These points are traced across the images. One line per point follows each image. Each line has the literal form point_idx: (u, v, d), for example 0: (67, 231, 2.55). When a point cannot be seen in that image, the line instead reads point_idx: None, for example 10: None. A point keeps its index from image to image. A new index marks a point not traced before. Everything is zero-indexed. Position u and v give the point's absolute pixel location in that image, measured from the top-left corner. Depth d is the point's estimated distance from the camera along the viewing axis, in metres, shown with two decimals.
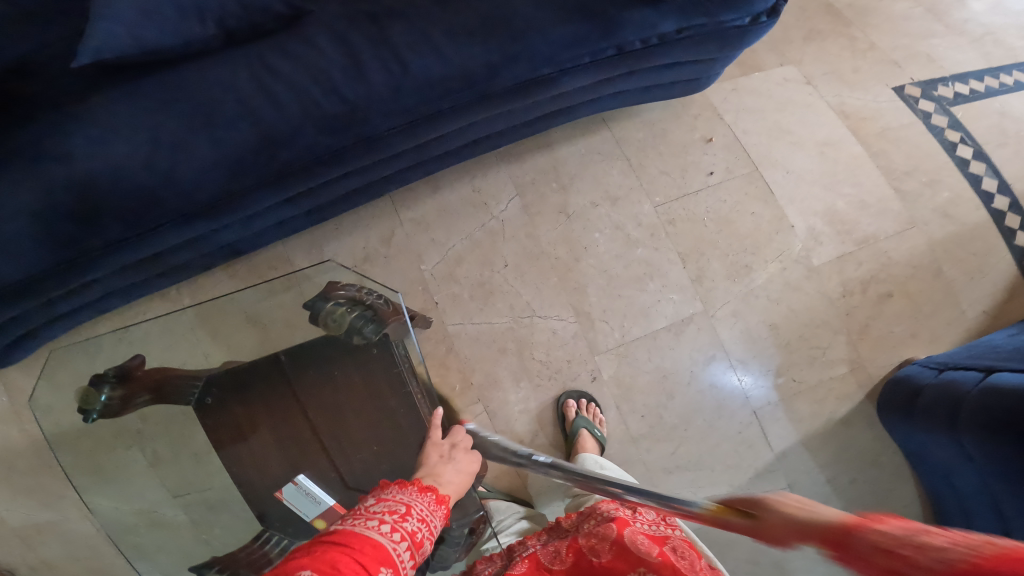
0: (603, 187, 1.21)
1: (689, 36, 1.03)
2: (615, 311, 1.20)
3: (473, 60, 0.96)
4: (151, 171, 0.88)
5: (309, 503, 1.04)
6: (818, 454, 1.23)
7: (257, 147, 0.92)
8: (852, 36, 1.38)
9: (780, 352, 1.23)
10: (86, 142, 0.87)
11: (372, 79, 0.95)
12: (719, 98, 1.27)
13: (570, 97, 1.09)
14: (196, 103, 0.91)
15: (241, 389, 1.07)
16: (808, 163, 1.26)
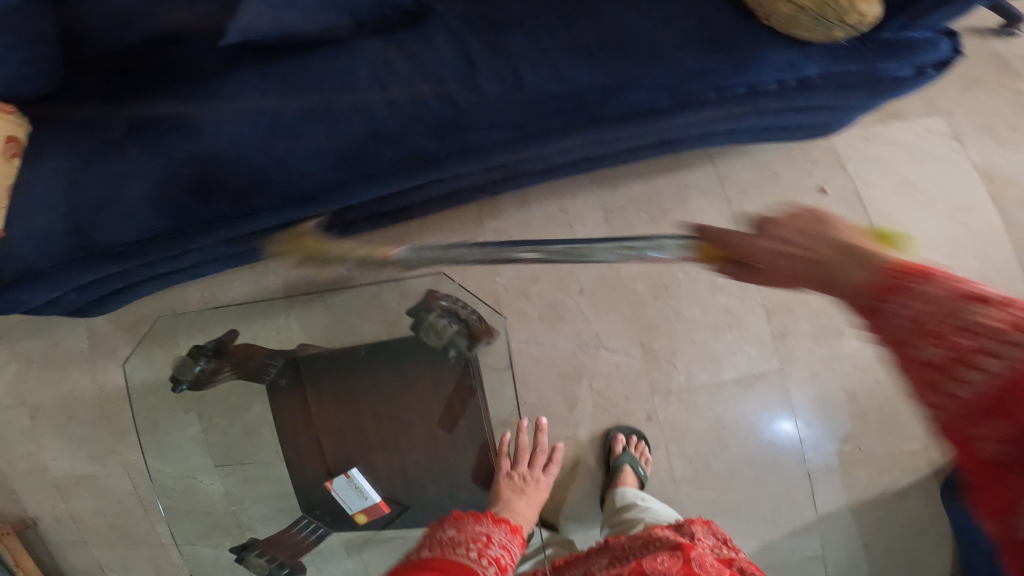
0: (695, 226, 1.12)
1: (835, 82, 0.91)
2: (684, 355, 1.17)
3: (589, 82, 0.88)
4: (266, 155, 0.89)
5: (356, 497, 1.06)
6: (862, 517, 1.19)
7: (363, 144, 0.89)
8: (1017, 88, 1.20)
9: (853, 421, 1.19)
10: (215, 117, 0.88)
11: (485, 87, 0.88)
12: (845, 145, 1.15)
13: (686, 130, 0.99)
14: (315, 91, 0.89)
15: (314, 375, 1.07)
16: (932, 226, 1.14)
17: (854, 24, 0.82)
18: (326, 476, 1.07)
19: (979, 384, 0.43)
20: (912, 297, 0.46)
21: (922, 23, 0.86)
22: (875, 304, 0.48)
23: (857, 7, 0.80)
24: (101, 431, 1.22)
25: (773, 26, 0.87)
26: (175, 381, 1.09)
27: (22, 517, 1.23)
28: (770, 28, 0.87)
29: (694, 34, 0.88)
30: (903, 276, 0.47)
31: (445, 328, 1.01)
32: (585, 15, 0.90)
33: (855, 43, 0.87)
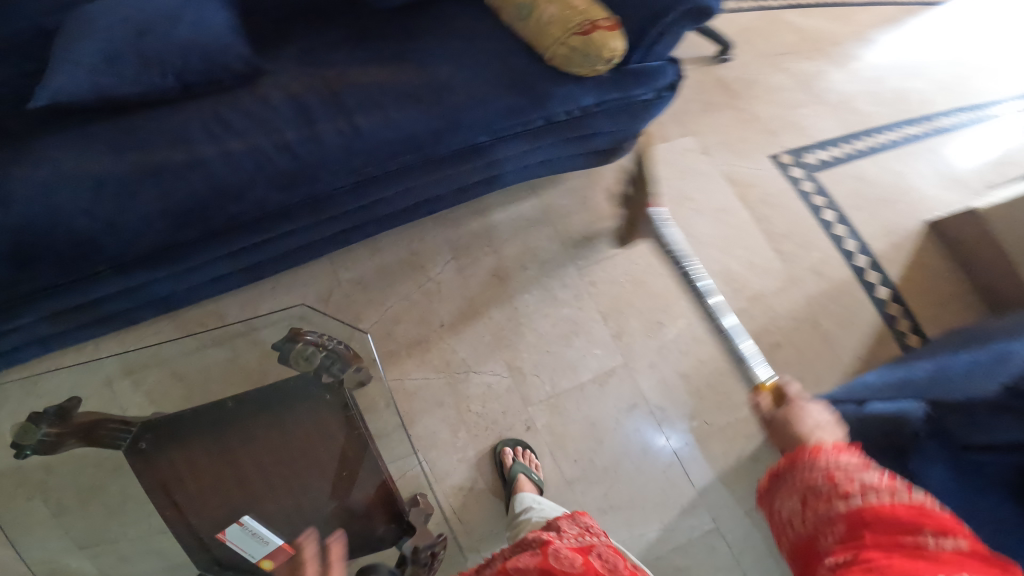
0: (531, 251, 1.32)
1: (606, 108, 1.17)
2: (545, 366, 1.27)
3: (419, 125, 1.03)
4: (92, 218, 0.87)
5: (255, 543, 0.98)
6: (733, 487, 1.32)
7: (204, 198, 0.91)
8: (737, 108, 1.62)
9: (692, 400, 1.34)
10: (25, 185, 0.86)
11: (324, 135, 0.98)
12: (631, 167, 1.45)
13: (507, 162, 1.18)
14: (148, 152, 0.91)
15: (182, 434, 1.00)
16: (706, 227, 1.44)
17: (609, 59, 1.07)
18: (216, 528, 0.99)
19: (873, 496, 0.50)
20: (815, 463, 0.58)
21: (651, 53, 1.16)
22: (799, 458, 0.61)
23: (606, 44, 1.04)
24: None
25: (556, 65, 1.11)
26: (17, 449, 0.98)
27: None
28: (555, 67, 1.12)
29: (496, 84, 1.09)
30: (810, 455, 0.60)
31: (311, 353, 0.97)
32: (406, 72, 1.07)
33: (615, 76, 1.14)
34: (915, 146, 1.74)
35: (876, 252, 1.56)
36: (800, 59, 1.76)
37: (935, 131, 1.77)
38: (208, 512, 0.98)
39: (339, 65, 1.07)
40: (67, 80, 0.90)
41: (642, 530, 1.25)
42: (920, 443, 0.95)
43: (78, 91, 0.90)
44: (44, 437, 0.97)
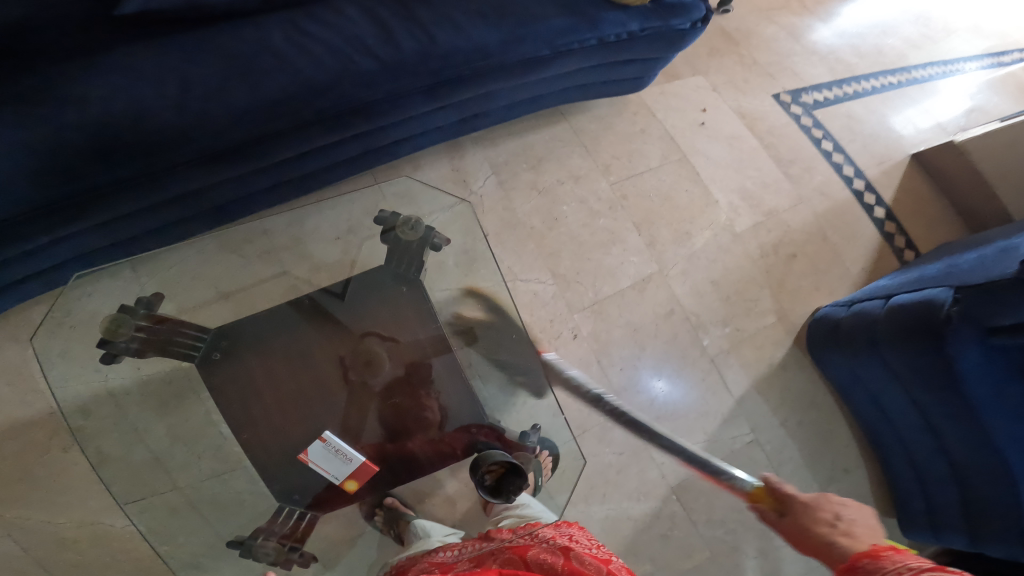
0: (567, 168, 1.41)
1: (647, 35, 1.24)
2: (587, 272, 1.34)
3: (489, 38, 1.06)
4: (177, 109, 0.85)
5: (339, 462, 1.05)
6: (768, 396, 1.43)
7: (292, 94, 0.92)
8: (740, 53, 1.72)
9: (723, 307, 1.42)
10: (106, 81, 0.83)
11: (401, 42, 1.00)
12: (651, 99, 1.55)
13: (552, 79, 1.25)
14: (233, 54, 0.90)
15: (256, 341, 1.07)
16: (720, 151, 1.55)
17: None
18: (297, 451, 1.03)
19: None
20: (886, 561, 0.70)
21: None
22: (855, 563, 0.73)
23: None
24: (26, 446, 1.12)
25: None
26: (109, 349, 1.01)
27: None
28: None
29: (554, 5, 1.13)
30: (878, 552, 0.73)
31: (417, 221, 1.16)
32: None
33: (655, 6, 1.22)
34: (896, 94, 1.87)
35: (870, 177, 1.69)
36: (790, 14, 1.89)
37: (910, 81, 1.91)
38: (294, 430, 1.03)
39: None
40: None
41: (689, 442, 1.35)
42: (953, 326, 1.02)
43: None
44: (136, 332, 1.02)
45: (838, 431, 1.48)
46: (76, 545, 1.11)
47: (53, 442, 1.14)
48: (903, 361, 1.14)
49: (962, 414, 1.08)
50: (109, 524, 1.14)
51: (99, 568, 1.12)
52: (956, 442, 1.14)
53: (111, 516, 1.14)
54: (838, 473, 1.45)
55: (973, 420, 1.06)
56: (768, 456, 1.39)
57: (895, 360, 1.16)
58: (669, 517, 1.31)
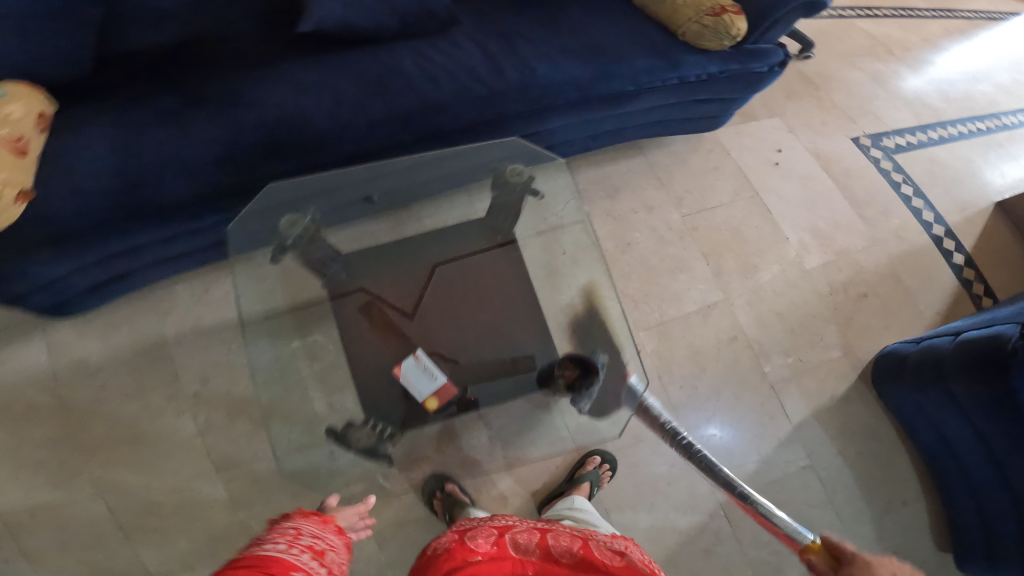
0: (641, 199, 1.50)
1: (725, 77, 1.33)
2: (654, 295, 1.42)
3: (580, 74, 1.22)
4: (328, 119, 1.12)
5: (424, 378, 1.07)
6: (827, 426, 1.45)
7: (413, 111, 1.14)
8: (819, 97, 1.78)
9: (787, 337, 1.46)
10: (283, 98, 1.13)
11: (506, 73, 1.19)
12: (726, 137, 1.63)
13: (630, 116, 1.37)
14: (375, 79, 1.16)
15: (377, 269, 1.23)
16: (793, 190, 1.60)
17: (735, 35, 1.26)
18: (391, 366, 1.08)
19: None
20: None
21: (766, 37, 1.34)
22: None
23: (735, 27, 1.25)
24: (152, 398, 1.35)
25: (687, 40, 1.30)
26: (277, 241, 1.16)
27: (50, 502, 1.26)
28: (686, 42, 1.30)
29: (639, 48, 1.27)
30: None
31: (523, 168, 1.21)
32: (564, 32, 1.26)
33: (735, 51, 1.32)
34: (985, 143, 1.85)
35: (951, 224, 1.68)
36: (875, 60, 1.93)
37: (1001, 127, 1.90)
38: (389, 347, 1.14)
39: (509, 25, 1.27)
40: (326, 12, 1.10)
41: (743, 461, 1.38)
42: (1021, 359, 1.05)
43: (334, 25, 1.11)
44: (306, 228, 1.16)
45: (901, 474, 1.46)
46: (166, 507, 1.29)
47: (166, 407, 1.34)
48: (974, 397, 1.16)
49: None
50: (196, 491, 1.30)
51: (179, 529, 1.28)
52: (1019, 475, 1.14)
53: (198, 484, 1.30)
54: (895, 506, 1.42)
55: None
56: (824, 485, 1.40)
57: (967, 397, 1.18)
58: (714, 535, 1.35)
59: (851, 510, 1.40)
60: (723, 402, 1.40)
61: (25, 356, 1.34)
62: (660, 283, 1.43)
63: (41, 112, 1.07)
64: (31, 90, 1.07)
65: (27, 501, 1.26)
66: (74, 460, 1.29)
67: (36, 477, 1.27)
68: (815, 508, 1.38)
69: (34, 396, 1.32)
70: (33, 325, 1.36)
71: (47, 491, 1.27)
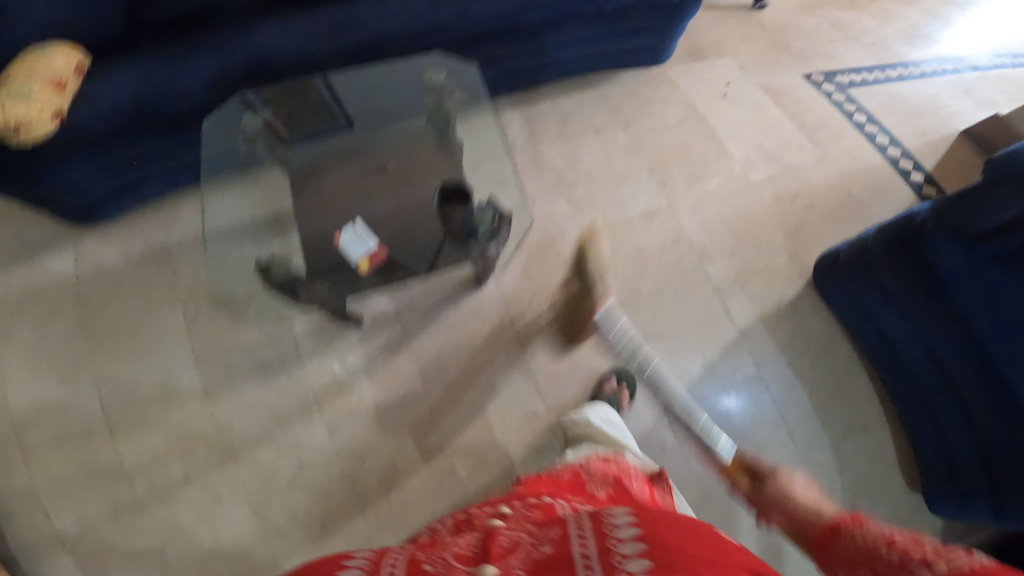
0: (591, 124, 1.64)
1: (643, 6, 1.54)
2: (599, 203, 1.53)
3: (507, 6, 1.43)
4: (297, 51, 1.39)
5: (359, 242, 1.25)
6: (775, 332, 1.49)
7: (369, 44, 1.43)
8: (773, 39, 1.87)
9: (731, 241, 1.53)
10: (256, 32, 1.36)
11: (446, 8, 1.43)
12: (675, 73, 1.75)
13: (562, 48, 1.57)
14: (332, 15, 1.40)
15: (333, 161, 1.43)
16: (742, 115, 1.69)
17: None
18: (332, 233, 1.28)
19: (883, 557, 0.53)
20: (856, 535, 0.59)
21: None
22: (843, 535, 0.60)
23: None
24: (153, 298, 1.57)
25: None
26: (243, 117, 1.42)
27: (59, 390, 1.47)
28: None
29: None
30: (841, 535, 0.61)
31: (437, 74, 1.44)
32: None
33: None
34: (948, 78, 1.89)
35: (909, 147, 1.72)
36: (834, 10, 2.01)
37: (972, 68, 1.92)
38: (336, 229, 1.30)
39: None
40: None
41: (686, 365, 1.43)
42: (931, 233, 1.12)
43: None
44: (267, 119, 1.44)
45: (855, 384, 1.47)
46: (147, 399, 1.46)
47: (164, 302, 1.57)
48: (893, 275, 1.23)
49: (952, 321, 1.15)
50: (176, 380, 1.48)
51: (155, 421, 1.44)
52: (947, 349, 1.20)
53: (179, 374, 1.49)
54: (855, 430, 1.42)
55: (963, 323, 1.13)
56: (771, 395, 1.43)
57: (890, 280, 1.24)
58: (659, 446, 1.35)
59: (799, 422, 1.41)
60: (668, 302, 1.47)
61: (59, 264, 1.61)
62: (605, 194, 1.55)
63: (79, 65, 1.31)
64: (72, 51, 1.32)
65: (36, 399, 1.46)
66: (82, 354, 1.51)
67: (50, 370, 1.49)
68: (765, 423, 1.40)
69: (64, 298, 1.57)
70: (70, 238, 1.65)
71: (53, 387, 1.47)
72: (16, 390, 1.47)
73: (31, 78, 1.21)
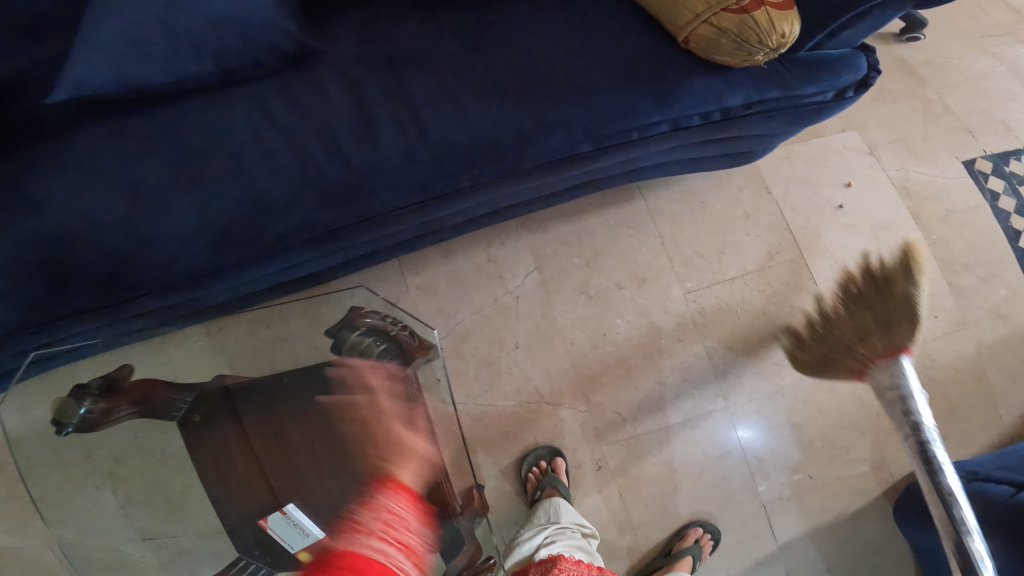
0: (630, 267, 1.13)
1: (759, 110, 0.91)
2: (629, 403, 1.10)
3: (503, 127, 0.83)
4: (127, 234, 0.76)
5: (296, 537, 0.83)
6: (821, 542, 1.10)
7: (248, 215, 0.79)
8: (922, 97, 1.26)
9: (799, 450, 1.13)
10: (64, 189, 0.76)
11: (383, 140, 0.81)
12: (768, 168, 1.19)
13: (630, 163, 0.97)
14: (181, 151, 0.79)
15: (232, 408, 0.92)
16: (860, 248, 1.16)
17: (776, 47, 0.80)
18: (257, 515, 0.86)
19: None
20: None
21: (839, 38, 0.88)
22: None
23: (777, 26, 0.78)
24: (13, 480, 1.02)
25: (693, 49, 0.86)
26: (58, 425, 0.87)
27: None
28: (691, 51, 0.87)
29: (601, 74, 0.86)
30: None
31: (370, 344, 0.90)
32: (487, 51, 0.86)
33: (776, 66, 0.88)
34: None
35: None
36: (1015, 41, 1.34)
37: None
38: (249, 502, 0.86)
39: (404, 44, 0.87)
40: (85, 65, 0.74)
41: None
42: None
43: (101, 80, 0.75)
44: (88, 413, 0.87)
45: None
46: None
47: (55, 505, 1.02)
48: None
49: None
50: None
51: None
52: None
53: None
54: None
55: None
56: None
57: None
58: None
59: None
60: (692, 504, 1.09)
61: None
62: (636, 378, 1.11)
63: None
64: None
65: None
66: (19, 501, 1.02)
67: None
68: None
69: None
70: None
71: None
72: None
73: None
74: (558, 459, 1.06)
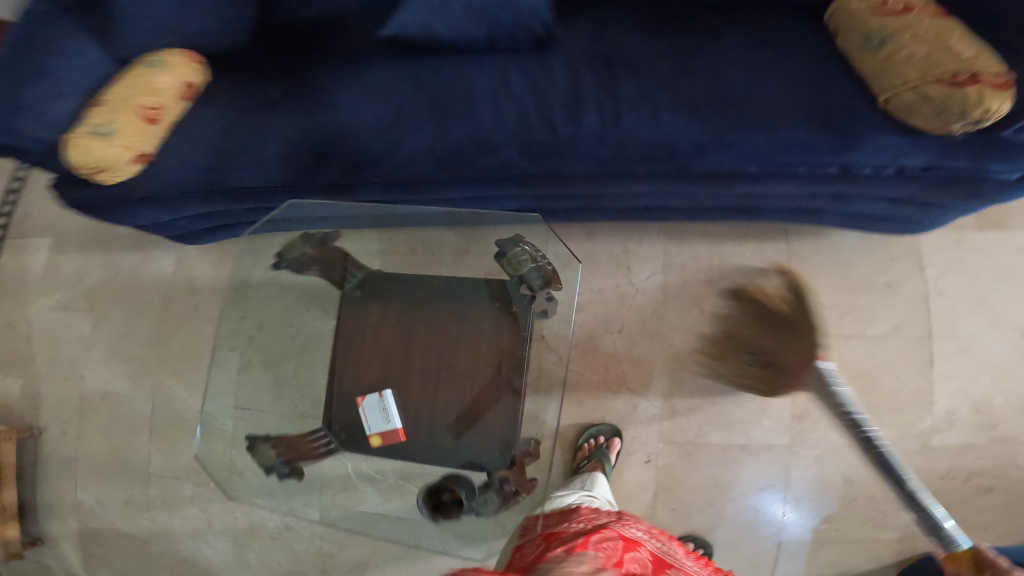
0: None
1: (935, 174, 0.82)
2: (700, 412, 1.15)
3: (686, 137, 0.82)
4: (373, 138, 0.87)
5: (378, 418, 0.95)
6: None
7: (462, 147, 0.85)
8: None
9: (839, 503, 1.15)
10: (348, 98, 0.89)
11: (584, 119, 0.83)
12: (934, 247, 1.14)
13: (794, 198, 0.94)
14: (432, 89, 0.87)
15: (385, 291, 1.00)
16: (995, 346, 1.12)
17: (977, 118, 0.72)
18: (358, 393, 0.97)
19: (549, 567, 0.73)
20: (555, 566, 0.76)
21: None
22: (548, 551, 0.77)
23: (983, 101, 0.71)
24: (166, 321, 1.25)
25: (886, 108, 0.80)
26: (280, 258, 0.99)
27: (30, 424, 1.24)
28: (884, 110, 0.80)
29: (807, 109, 0.81)
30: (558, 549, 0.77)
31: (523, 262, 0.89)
32: (701, 69, 0.85)
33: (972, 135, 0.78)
34: None
35: None
36: None
37: None
38: (365, 370, 0.97)
39: (627, 48, 0.88)
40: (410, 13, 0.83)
41: None
42: None
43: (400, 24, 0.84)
44: (301, 255, 0.98)
45: None
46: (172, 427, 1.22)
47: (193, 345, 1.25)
48: None
49: None
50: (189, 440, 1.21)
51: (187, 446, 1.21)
52: None
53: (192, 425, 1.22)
54: None
55: None
56: None
57: None
58: None
59: None
60: (715, 515, 1.16)
61: (160, 259, 1.26)
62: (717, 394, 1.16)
63: (191, 82, 0.91)
64: (190, 60, 0.91)
65: (80, 387, 1.25)
66: (153, 350, 1.25)
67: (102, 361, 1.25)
68: None
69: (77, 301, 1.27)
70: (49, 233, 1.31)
71: (115, 381, 1.24)
72: (77, 372, 1.25)
73: (123, 108, 0.84)
74: (616, 440, 1.14)
